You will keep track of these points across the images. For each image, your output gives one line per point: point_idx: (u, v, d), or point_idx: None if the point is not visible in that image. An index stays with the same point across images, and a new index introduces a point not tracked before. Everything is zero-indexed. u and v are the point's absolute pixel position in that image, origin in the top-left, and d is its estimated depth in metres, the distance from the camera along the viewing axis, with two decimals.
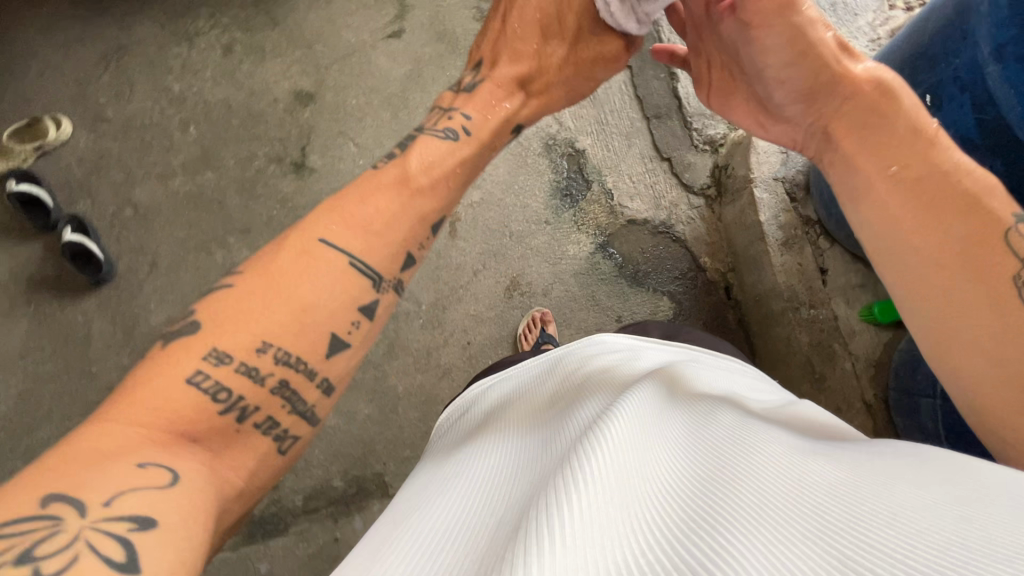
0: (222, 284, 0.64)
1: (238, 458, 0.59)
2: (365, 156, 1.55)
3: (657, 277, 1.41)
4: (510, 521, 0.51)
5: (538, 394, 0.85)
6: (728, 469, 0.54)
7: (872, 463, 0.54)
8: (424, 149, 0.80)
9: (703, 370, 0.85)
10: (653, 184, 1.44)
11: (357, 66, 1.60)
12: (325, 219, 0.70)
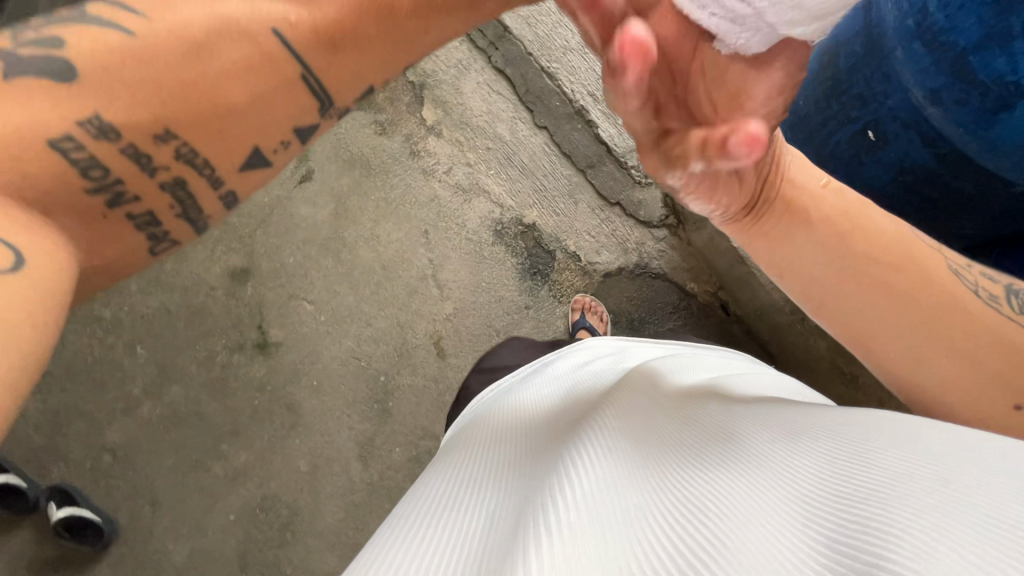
0: (105, 19, 0.54)
1: (101, 241, 0.55)
2: (326, 310, 1.45)
3: (654, 320, 1.38)
4: (514, 513, 0.51)
5: (522, 392, 0.82)
6: (719, 439, 0.55)
7: (861, 430, 0.52)
8: None
9: (681, 357, 0.83)
10: (612, 231, 1.41)
11: (280, 222, 1.49)
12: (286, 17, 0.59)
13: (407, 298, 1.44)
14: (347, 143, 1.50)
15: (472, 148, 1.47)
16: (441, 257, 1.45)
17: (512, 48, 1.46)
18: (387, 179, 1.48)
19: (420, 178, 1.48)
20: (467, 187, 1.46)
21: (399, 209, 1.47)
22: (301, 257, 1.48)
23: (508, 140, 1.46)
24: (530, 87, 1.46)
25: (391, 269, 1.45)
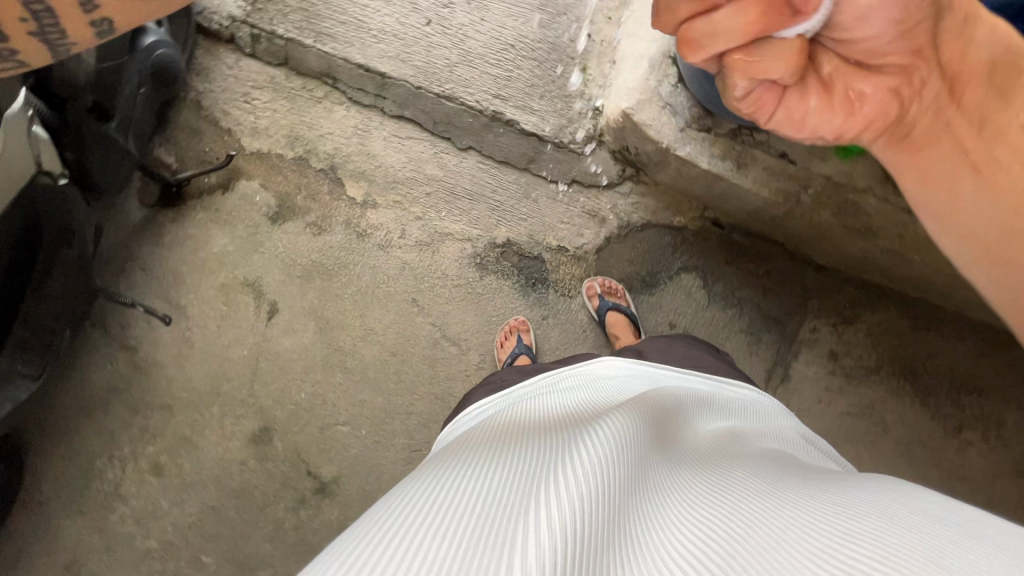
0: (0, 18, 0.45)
1: None
2: (363, 423, 1.39)
3: (663, 267, 1.37)
4: (507, 502, 0.56)
5: (545, 400, 0.84)
6: (736, 495, 0.59)
7: (899, 513, 0.52)
8: None
9: (711, 402, 0.85)
10: (583, 208, 1.38)
11: (272, 367, 1.41)
12: None
13: (430, 371, 1.39)
14: (295, 259, 1.43)
15: (414, 202, 1.42)
16: (442, 315, 1.40)
17: (401, 91, 1.39)
18: (350, 272, 1.42)
19: (381, 254, 1.42)
20: (429, 239, 1.41)
21: (377, 293, 1.41)
22: (311, 388, 1.40)
23: (442, 176, 1.41)
24: (435, 117, 1.40)
25: (402, 352, 1.40)
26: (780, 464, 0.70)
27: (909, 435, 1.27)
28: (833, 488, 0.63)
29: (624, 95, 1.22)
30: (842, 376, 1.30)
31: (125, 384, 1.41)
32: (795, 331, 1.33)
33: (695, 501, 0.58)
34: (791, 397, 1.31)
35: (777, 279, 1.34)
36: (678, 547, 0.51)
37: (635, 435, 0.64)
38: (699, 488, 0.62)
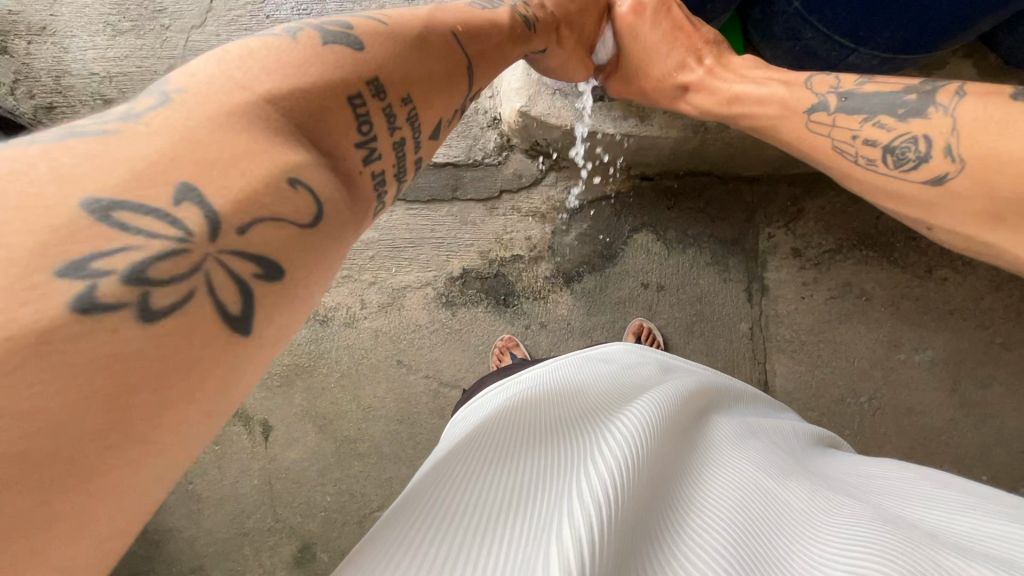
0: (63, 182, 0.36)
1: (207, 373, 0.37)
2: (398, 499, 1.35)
3: (615, 236, 1.39)
4: (529, 501, 0.55)
5: (566, 375, 0.88)
6: (762, 489, 0.60)
7: (912, 526, 0.55)
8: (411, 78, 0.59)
9: (714, 388, 0.92)
10: (521, 212, 1.40)
11: (287, 483, 1.36)
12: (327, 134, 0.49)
13: (442, 422, 1.37)
14: (269, 371, 1.39)
15: (361, 270, 1.41)
16: (431, 364, 1.39)
17: None
18: (328, 361, 1.39)
19: (350, 332, 1.40)
20: (390, 299, 1.40)
21: (361, 369, 1.39)
22: (334, 488, 1.36)
23: (379, 236, 1.41)
24: None
25: (408, 416, 1.37)
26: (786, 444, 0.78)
27: (891, 295, 1.33)
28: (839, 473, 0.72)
29: (513, 97, 1.23)
30: (812, 267, 1.36)
31: (147, 565, 1.33)
32: (755, 244, 1.38)
33: (728, 469, 0.65)
34: (777, 304, 1.35)
35: (718, 205, 1.39)
36: (726, 501, 0.57)
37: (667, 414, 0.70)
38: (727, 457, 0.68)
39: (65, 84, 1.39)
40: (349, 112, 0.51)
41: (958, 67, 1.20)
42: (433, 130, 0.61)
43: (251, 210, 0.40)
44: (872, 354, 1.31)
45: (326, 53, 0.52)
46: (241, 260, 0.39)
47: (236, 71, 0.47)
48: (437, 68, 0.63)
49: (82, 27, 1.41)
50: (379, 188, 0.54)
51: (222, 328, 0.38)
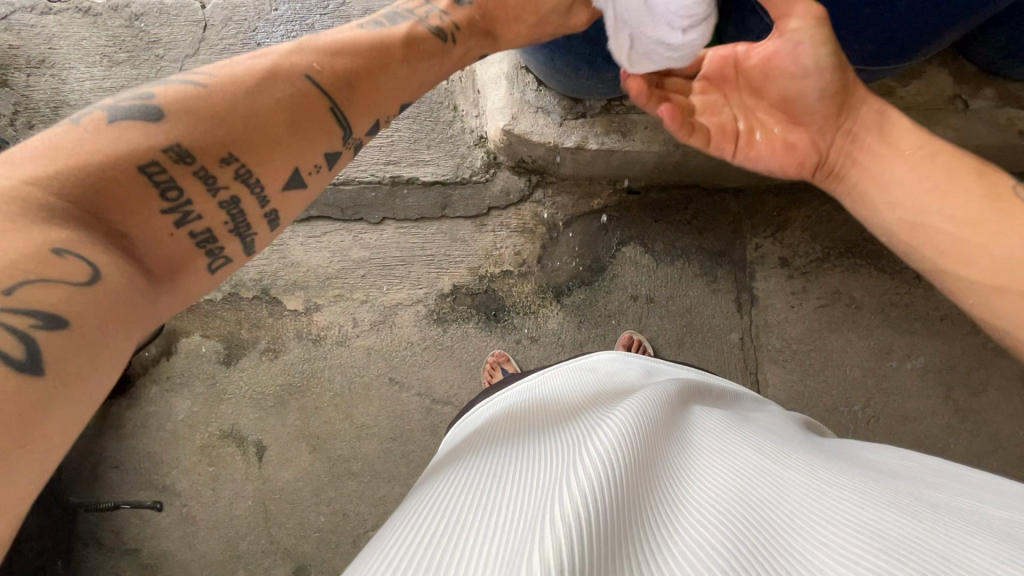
0: None
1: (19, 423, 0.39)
2: (392, 518, 1.35)
3: (603, 250, 1.40)
4: (512, 513, 0.55)
5: (551, 391, 0.88)
6: (758, 478, 0.61)
7: (913, 504, 0.55)
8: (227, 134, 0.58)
9: (703, 391, 0.91)
10: (510, 228, 1.41)
11: (281, 504, 1.36)
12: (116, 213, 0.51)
13: (434, 439, 1.37)
14: (262, 391, 1.40)
15: (353, 289, 1.42)
16: (423, 381, 1.39)
17: None
18: (320, 380, 1.40)
19: (342, 351, 1.41)
20: (381, 317, 1.41)
21: (354, 387, 1.39)
22: (327, 508, 1.35)
23: (370, 254, 1.43)
24: (341, 203, 1.42)
25: (402, 433, 1.37)
26: (780, 435, 0.77)
27: (881, 302, 1.33)
28: (837, 457, 0.70)
29: (497, 116, 1.26)
30: (801, 276, 1.36)
31: None
32: (743, 255, 1.38)
33: (722, 461, 0.65)
34: (767, 314, 1.36)
35: (704, 217, 1.40)
36: (712, 500, 0.56)
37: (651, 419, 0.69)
38: (716, 452, 0.67)
39: (62, 115, 1.43)
40: (144, 185, 0.53)
41: (937, 75, 1.22)
42: (285, 179, 0.63)
43: (17, 275, 0.43)
44: (864, 362, 1.31)
45: (114, 131, 0.54)
46: (15, 316, 0.42)
47: (20, 153, 0.51)
48: (282, 125, 0.62)
49: (80, 59, 1.45)
50: (209, 246, 0.58)
51: (10, 372, 0.40)
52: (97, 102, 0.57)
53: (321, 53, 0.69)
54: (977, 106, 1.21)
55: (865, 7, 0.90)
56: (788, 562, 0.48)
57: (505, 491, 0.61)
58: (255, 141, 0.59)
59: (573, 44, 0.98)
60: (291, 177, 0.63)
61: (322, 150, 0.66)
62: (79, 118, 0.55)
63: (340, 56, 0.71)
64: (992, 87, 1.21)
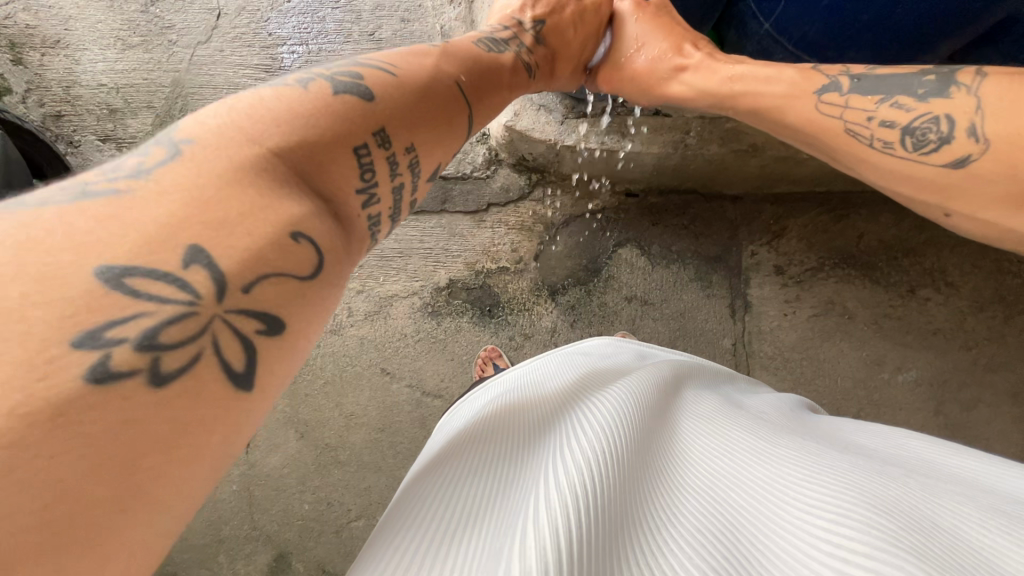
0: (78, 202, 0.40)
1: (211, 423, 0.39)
2: (376, 509, 1.34)
3: (600, 250, 1.41)
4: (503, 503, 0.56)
5: (544, 375, 0.89)
6: (750, 458, 0.61)
7: (906, 481, 0.56)
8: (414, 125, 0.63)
9: (696, 377, 0.92)
10: (508, 225, 1.43)
11: (266, 490, 1.35)
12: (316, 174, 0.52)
13: (423, 431, 1.36)
14: None
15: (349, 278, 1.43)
16: (414, 373, 1.39)
17: None
18: (312, 367, 1.40)
19: (336, 339, 1.41)
20: (376, 308, 1.42)
21: (345, 375, 1.40)
22: (312, 496, 1.35)
23: None
24: None
25: (390, 425, 1.37)
26: (775, 415, 0.78)
27: (873, 314, 1.35)
28: (827, 437, 0.71)
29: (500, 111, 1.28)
30: (795, 285, 1.37)
31: None
32: (738, 261, 1.39)
33: (714, 445, 0.65)
34: (760, 321, 1.36)
35: (702, 222, 1.41)
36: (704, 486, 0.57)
37: (645, 407, 0.70)
38: (708, 436, 0.68)
39: (73, 94, 1.45)
40: (354, 163, 0.54)
41: None
42: (432, 173, 0.66)
43: (258, 268, 0.43)
44: (855, 372, 1.32)
45: (337, 103, 0.56)
46: (246, 318, 0.41)
47: (247, 122, 0.50)
48: (441, 104, 0.68)
49: (94, 42, 1.48)
50: (373, 229, 0.58)
51: (226, 385, 0.40)
52: (305, 70, 0.60)
53: (459, 69, 0.76)
54: None
55: (862, 12, 0.93)
56: (779, 523, 0.50)
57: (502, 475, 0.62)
58: (425, 133, 0.63)
59: None
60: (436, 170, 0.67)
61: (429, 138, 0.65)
62: (305, 82, 0.58)
63: (468, 68, 0.79)
64: None
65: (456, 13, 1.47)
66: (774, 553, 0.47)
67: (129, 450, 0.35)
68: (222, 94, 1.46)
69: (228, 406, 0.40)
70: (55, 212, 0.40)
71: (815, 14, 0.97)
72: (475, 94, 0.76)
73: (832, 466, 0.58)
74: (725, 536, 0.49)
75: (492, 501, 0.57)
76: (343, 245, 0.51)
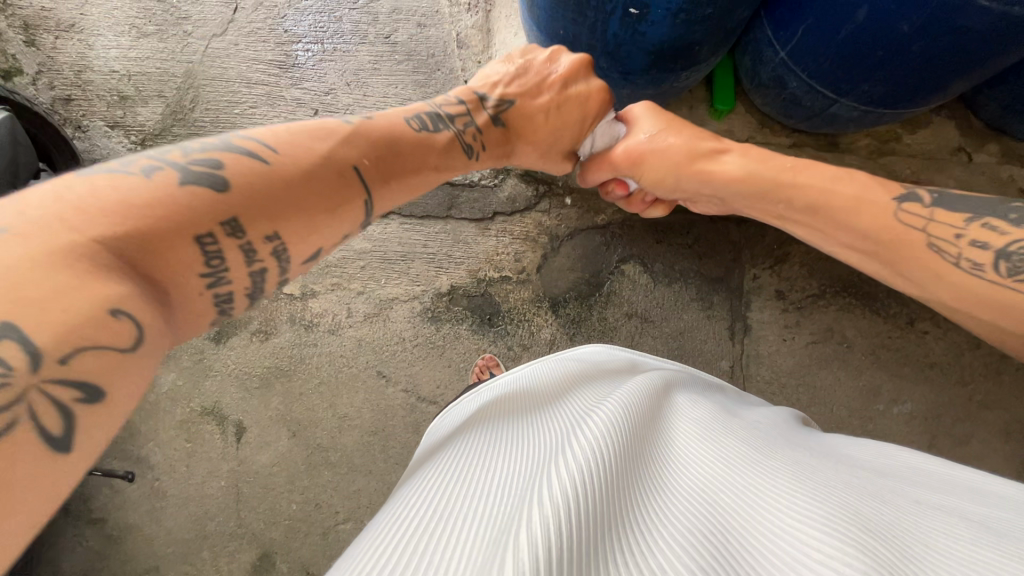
0: None
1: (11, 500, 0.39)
2: (365, 513, 1.33)
3: (603, 265, 1.41)
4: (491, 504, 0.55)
5: (544, 379, 0.89)
6: (740, 467, 0.61)
7: (901, 503, 0.55)
8: (287, 217, 0.63)
9: (697, 389, 0.91)
10: (513, 234, 1.42)
11: (255, 487, 1.34)
12: (122, 246, 0.50)
13: (415, 436, 1.36)
14: (249, 371, 1.39)
15: (351, 278, 1.43)
16: (411, 378, 1.38)
17: None
18: (308, 366, 1.39)
19: (333, 339, 1.40)
20: (377, 310, 1.41)
21: (341, 376, 1.39)
22: (300, 496, 1.34)
23: (372, 247, 1.43)
24: None
25: (384, 428, 1.36)
26: (768, 428, 0.77)
27: (871, 344, 1.36)
28: (821, 453, 0.71)
29: None
30: (795, 311, 1.38)
31: (104, 561, 1.31)
32: (739, 284, 1.40)
33: (705, 453, 0.65)
34: (758, 344, 1.37)
35: (704, 243, 1.41)
36: (693, 496, 0.56)
37: (642, 415, 0.70)
38: (701, 445, 0.67)
39: (85, 78, 1.45)
40: (195, 251, 0.55)
41: (942, 126, 1.36)
42: (309, 257, 0.68)
43: (72, 339, 0.43)
44: (850, 402, 1.33)
45: (184, 194, 0.56)
46: (66, 389, 0.43)
47: (71, 213, 0.49)
48: (318, 190, 0.67)
49: (109, 28, 1.48)
50: (223, 305, 0.60)
51: (49, 448, 0.42)
52: (163, 150, 0.60)
53: (359, 144, 0.75)
54: (979, 159, 1.36)
55: (879, 49, 0.93)
56: (769, 531, 0.49)
57: (493, 479, 0.61)
58: (295, 227, 0.64)
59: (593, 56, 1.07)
60: (315, 255, 0.69)
61: (315, 244, 0.67)
62: (148, 170, 0.56)
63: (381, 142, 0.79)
64: (995, 143, 1.36)
65: (472, 21, 1.49)
66: (760, 560, 0.46)
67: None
68: (233, 87, 1.46)
69: (44, 466, 0.42)
70: None
71: (826, 53, 1.00)
72: (378, 179, 0.76)
73: (827, 484, 0.57)
74: (709, 540, 0.48)
75: (480, 505, 0.55)
76: (164, 316, 0.52)
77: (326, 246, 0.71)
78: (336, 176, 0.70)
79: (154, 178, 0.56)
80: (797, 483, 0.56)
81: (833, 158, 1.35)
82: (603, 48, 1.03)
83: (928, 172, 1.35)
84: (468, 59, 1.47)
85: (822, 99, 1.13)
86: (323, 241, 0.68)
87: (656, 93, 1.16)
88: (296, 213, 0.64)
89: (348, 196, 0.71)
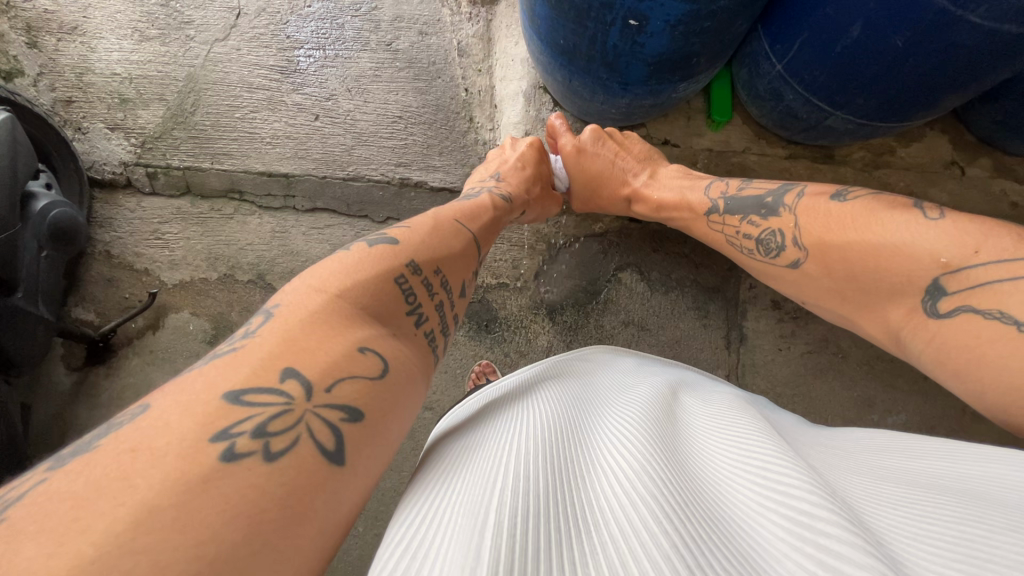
0: (200, 365, 0.57)
1: (312, 505, 0.49)
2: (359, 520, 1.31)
3: (601, 272, 1.42)
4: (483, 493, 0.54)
5: (556, 376, 0.88)
6: (740, 458, 0.59)
7: (902, 492, 0.54)
8: (438, 258, 0.84)
9: (718, 391, 0.89)
10: (511, 241, 1.43)
11: None
12: (350, 296, 0.68)
13: (410, 443, 1.35)
14: None
15: None
16: None
17: (307, 185, 1.44)
18: None
19: None
20: None
21: None
22: None
23: None
24: (348, 198, 1.43)
25: None
26: (782, 425, 0.76)
27: (866, 355, 1.37)
28: (832, 446, 0.69)
29: (513, 129, 1.45)
30: (790, 321, 1.39)
31: None
32: (736, 293, 1.40)
33: (708, 450, 0.64)
34: (755, 354, 1.37)
35: (702, 251, 1.42)
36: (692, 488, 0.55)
37: (648, 413, 0.69)
38: (706, 442, 0.66)
39: (86, 80, 1.46)
40: (396, 288, 0.73)
41: (936, 140, 1.38)
42: (461, 289, 0.87)
43: (336, 372, 0.58)
44: (846, 412, 1.34)
45: (374, 255, 0.76)
46: (332, 411, 0.55)
47: (312, 281, 0.69)
48: (444, 239, 0.88)
49: (111, 31, 1.49)
50: (433, 343, 0.76)
51: (324, 459, 0.52)
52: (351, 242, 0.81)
53: (462, 213, 1.00)
54: (972, 173, 1.37)
55: (873, 63, 0.94)
56: (763, 529, 0.48)
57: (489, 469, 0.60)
58: (447, 263, 0.85)
59: (592, 67, 1.07)
60: (462, 292, 0.88)
61: (460, 277, 0.87)
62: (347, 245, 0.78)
63: (471, 213, 1.03)
64: (988, 157, 1.38)
65: (473, 30, 1.50)
66: (748, 561, 0.44)
67: (262, 508, 0.46)
68: (234, 92, 1.47)
69: (328, 476, 0.51)
70: (197, 372, 0.56)
71: (820, 66, 1.03)
72: (478, 229, 1.00)
73: (830, 479, 0.56)
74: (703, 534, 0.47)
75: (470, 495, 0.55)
76: (403, 350, 0.67)
77: (469, 287, 0.91)
78: (456, 229, 0.93)
79: (349, 249, 0.77)
80: (797, 469, 0.54)
81: (829, 170, 1.37)
82: (601, 60, 1.03)
83: (922, 185, 1.37)
84: (468, 67, 1.49)
85: (819, 111, 1.14)
86: (463, 279, 0.89)
87: (655, 103, 1.18)
88: (444, 254, 0.85)
89: (464, 241, 0.93)
